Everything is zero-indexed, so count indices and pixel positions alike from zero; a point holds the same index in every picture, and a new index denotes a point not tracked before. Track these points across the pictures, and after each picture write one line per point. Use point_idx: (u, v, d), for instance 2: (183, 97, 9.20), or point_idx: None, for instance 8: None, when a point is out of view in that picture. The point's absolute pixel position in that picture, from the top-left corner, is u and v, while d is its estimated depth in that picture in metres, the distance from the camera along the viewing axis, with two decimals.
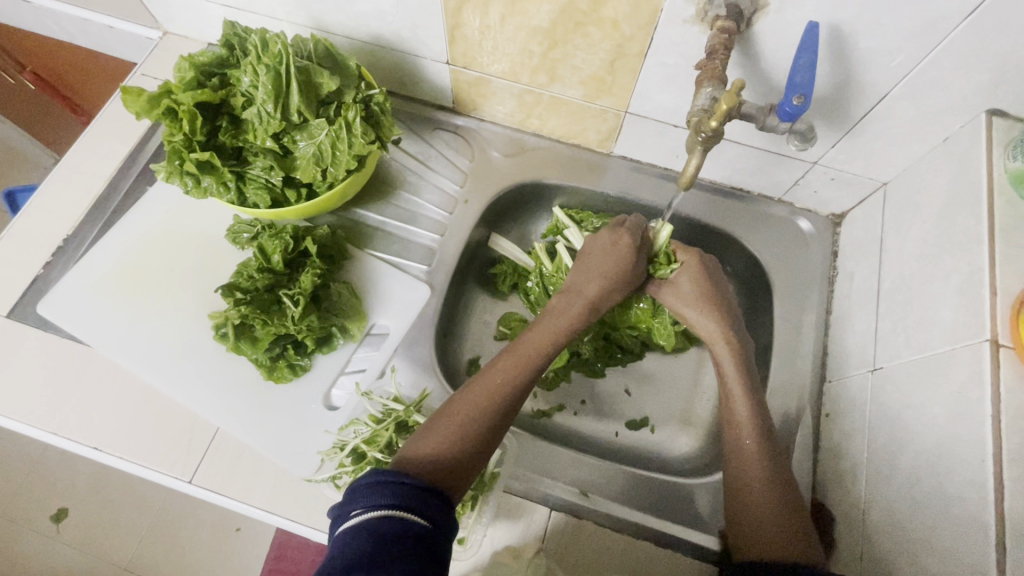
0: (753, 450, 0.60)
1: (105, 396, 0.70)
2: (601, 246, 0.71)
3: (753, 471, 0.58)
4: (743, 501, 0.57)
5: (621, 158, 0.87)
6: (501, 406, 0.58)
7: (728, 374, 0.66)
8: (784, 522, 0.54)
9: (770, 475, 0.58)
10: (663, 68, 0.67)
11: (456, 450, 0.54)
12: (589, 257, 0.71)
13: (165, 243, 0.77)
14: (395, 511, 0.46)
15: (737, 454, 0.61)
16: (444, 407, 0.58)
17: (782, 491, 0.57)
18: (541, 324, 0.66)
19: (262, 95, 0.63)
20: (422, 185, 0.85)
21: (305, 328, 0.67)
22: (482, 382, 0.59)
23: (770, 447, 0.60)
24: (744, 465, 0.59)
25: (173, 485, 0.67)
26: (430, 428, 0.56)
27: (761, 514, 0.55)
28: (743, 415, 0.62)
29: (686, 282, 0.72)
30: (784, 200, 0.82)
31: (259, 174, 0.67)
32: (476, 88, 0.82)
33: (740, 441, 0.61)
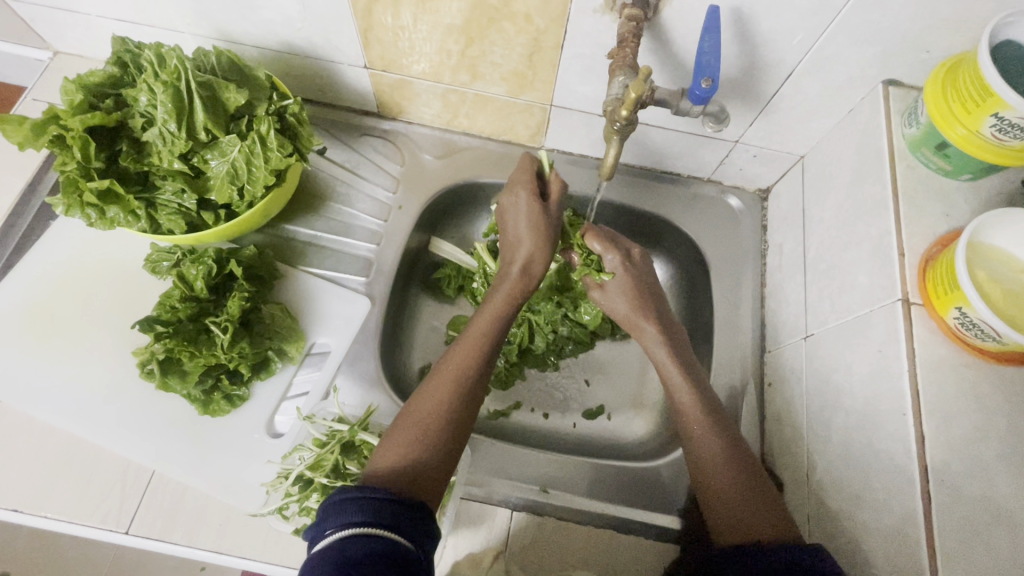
0: (703, 428, 0.60)
1: (20, 452, 0.65)
2: (508, 210, 0.68)
3: (710, 448, 0.59)
4: (706, 480, 0.58)
5: (553, 151, 0.87)
6: (463, 399, 0.56)
7: (665, 362, 0.67)
8: (751, 497, 0.55)
9: (724, 449, 0.59)
10: (581, 59, 0.67)
11: (423, 455, 0.51)
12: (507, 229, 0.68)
13: (77, 281, 0.72)
14: (369, 528, 0.44)
15: (688, 431, 0.61)
16: (402, 412, 0.55)
17: (734, 467, 0.58)
18: (486, 306, 0.63)
19: (163, 115, 0.59)
20: (354, 194, 0.82)
21: (237, 355, 0.64)
22: (438, 378, 0.57)
23: (716, 422, 0.61)
24: (697, 445, 0.60)
25: (108, 538, 0.63)
26: (390, 439, 0.53)
27: (729, 490, 0.56)
28: (686, 393, 0.63)
29: (618, 289, 0.72)
30: (713, 180, 0.84)
31: (170, 198, 0.63)
32: (398, 90, 0.80)
33: (688, 420, 0.62)
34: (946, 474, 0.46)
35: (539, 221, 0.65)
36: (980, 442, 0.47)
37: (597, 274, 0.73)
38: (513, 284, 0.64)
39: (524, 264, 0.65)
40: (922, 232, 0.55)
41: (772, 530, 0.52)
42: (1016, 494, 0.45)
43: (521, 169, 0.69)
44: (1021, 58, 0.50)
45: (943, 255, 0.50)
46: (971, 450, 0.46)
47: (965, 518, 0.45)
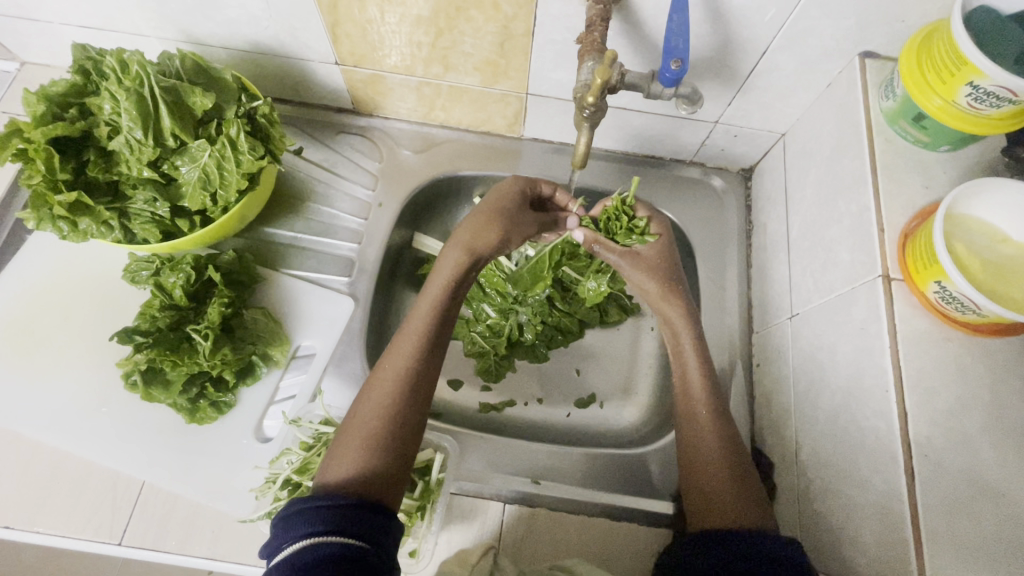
0: (707, 418, 0.61)
1: (10, 469, 0.64)
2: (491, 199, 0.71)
3: (710, 438, 0.60)
4: (699, 462, 0.59)
5: (533, 139, 0.86)
6: (408, 392, 0.56)
7: (683, 344, 0.66)
8: (743, 492, 0.56)
9: (721, 440, 0.60)
10: (553, 45, 0.66)
11: (372, 457, 0.51)
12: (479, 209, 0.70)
13: (56, 294, 0.71)
14: (318, 536, 0.44)
15: (691, 421, 0.62)
16: (348, 419, 0.55)
17: (724, 458, 0.58)
18: (428, 295, 0.64)
19: (128, 122, 0.58)
20: (334, 194, 0.81)
21: (219, 362, 0.63)
22: (379, 378, 0.57)
23: (722, 414, 0.62)
24: (699, 433, 0.61)
25: (102, 550, 0.63)
26: (335, 450, 0.53)
27: (719, 480, 0.57)
28: (694, 376, 0.64)
29: (650, 252, 0.71)
30: (696, 162, 0.84)
31: (142, 208, 0.62)
32: (372, 86, 0.79)
33: (693, 408, 0.62)
34: (929, 448, 0.46)
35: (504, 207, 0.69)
36: (962, 415, 0.47)
37: (638, 238, 0.72)
38: (460, 266, 0.66)
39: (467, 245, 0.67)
40: (901, 206, 0.54)
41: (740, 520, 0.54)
42: (1000, 465, 0.45)
43: (507, 184, 0.71)
44: (995, 23, 0.49)
45: (921, 229, 0.50)
46: (954, 423, 0.46)
47: (949, 491, 0.45)
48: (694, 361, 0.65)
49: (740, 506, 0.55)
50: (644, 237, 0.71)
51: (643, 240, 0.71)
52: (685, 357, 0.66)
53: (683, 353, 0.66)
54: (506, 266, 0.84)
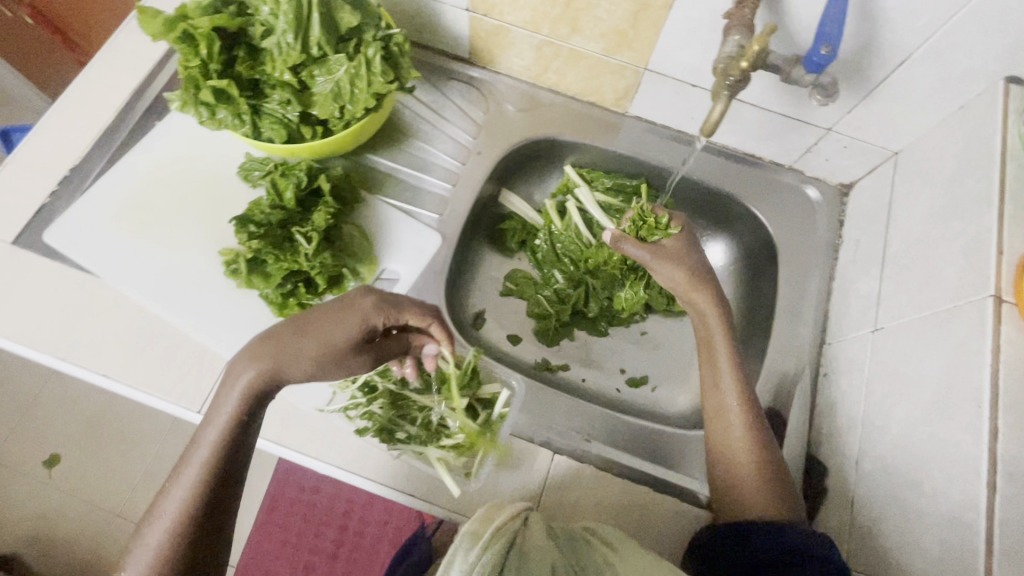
0: (738, 410, 0.62)
1: (113, 327, 0.70)
2: (340, 301, 0.59)
3: (738, 431, 0.61)
4: (728, 455, 0.61)
5: (635, 118, 0.87)
6: (222, 452, 0.54)
7: (716, 337, 0.67)
8: (771, 485, 0.58)
9: (751, 432, 0.61)
10: (689, 21, 0.67)
11: (193, 502, 0.53)
12: (313, 323, 0.57)
13: (175, 177, 0.76)
14: None
15: (721, 413, 0.63)
16: (198, 447, 0.55)
17: (760, 453, 0.60)
18: (296, 357, 0.55)
19: (283, 25, 0.61)
20: (436, 134, 0.84)
21: (317, 265, 0.67)
22: (212, 427, 0.55)
23: (752, 407, 0.63)
24: (727, 425, 0.62)
25: (183, 415, 0.68)
26: (184, 462, 0.54)
27: (750, 474, 0.59)
28: (727, 370, 0.64)
29: (676, 244, 0.73)
30: (795, 168, 0.84)
31: (275, 108, 0.66)
32: (495, 37, 0.81)
33: (724, 399, 0.63)
34: (1016, 469, 0.45)
35: (346, 318, 0.57)
36: None
37: (661, 233, 0.75)
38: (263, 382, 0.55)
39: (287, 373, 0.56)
40: None
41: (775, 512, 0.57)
42: None
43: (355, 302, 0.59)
44: None
45: None
46: None
47: None
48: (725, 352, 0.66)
49: (766, 500, 0.57)
50: (668, 231, 0.75)
51: (666, 233, 0.75)
52: (715, 350, 0.66)
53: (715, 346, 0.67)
54: (585, 236, 0.87)
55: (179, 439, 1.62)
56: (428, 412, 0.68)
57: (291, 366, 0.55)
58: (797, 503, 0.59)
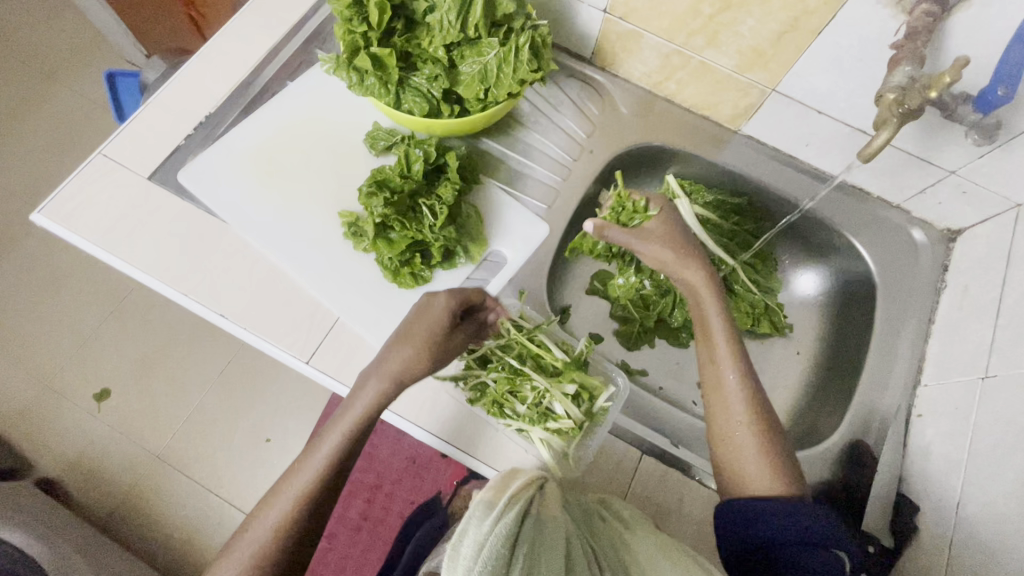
0: (735, 384, 0.62)
1: (234, 271, 0.73)
2: (414, 317, 0.61)
3: (735, 405, 0.61)
4: (730, 429, 0.61)
5: (745, 136, 0.88)
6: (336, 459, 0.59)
7: (711, 314, 0.67)
8: (775, 457, 0.58)
9: (750, 403, 0.61)
10: (834, 49, 0.68)
11: (304, 502, 0.58)
12: (405, 330, 0.61)
13: (304, 137, 0.79)
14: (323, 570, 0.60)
15: (719, 388, 0.63)
16: (300, 468, 0.60)
17: (762, 426, 0.60)
18: (396, 367, 0.59)
19: (448, 4, 0.63)
20: (550, 128, 0.86)
21: (441, 237, 0.70)
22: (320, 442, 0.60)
23: (750, 379, 0.62)
24: (725, 399, 0.62)
25: (290, 363, 0.70)
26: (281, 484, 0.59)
27: (753, 447, 0.59)
28: (722, 345, 0.64)
29: (656, 226, 0.74)
30: (902, 208, 0.84)
31: (422, 82, 0.69)
32: (624, 41, 0.83)
33: (721, 375, 0.63)
34: None
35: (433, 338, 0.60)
36: None
37: (642, 215, 0.75)
38: (382, 391, 0.59)
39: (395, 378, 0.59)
40: None
41: (780, 487, 0.57)
42: None
43: (436, 307, 0.61)
44: None
45: None
46: None
47: None
48: (721, 326, 0.66)
49: (773, 473, 0.58)
50: (646, 212, 0.75)
51: (645, 218, 0.75)
52: (710, 325, 0.66)
53: (710, 323, 0.66)
54: None
55: (223, 390, 1.66)
56: (538, 392, 0.66)
57: (398, 370, 0.59)
58: (803, 479, 0.59)
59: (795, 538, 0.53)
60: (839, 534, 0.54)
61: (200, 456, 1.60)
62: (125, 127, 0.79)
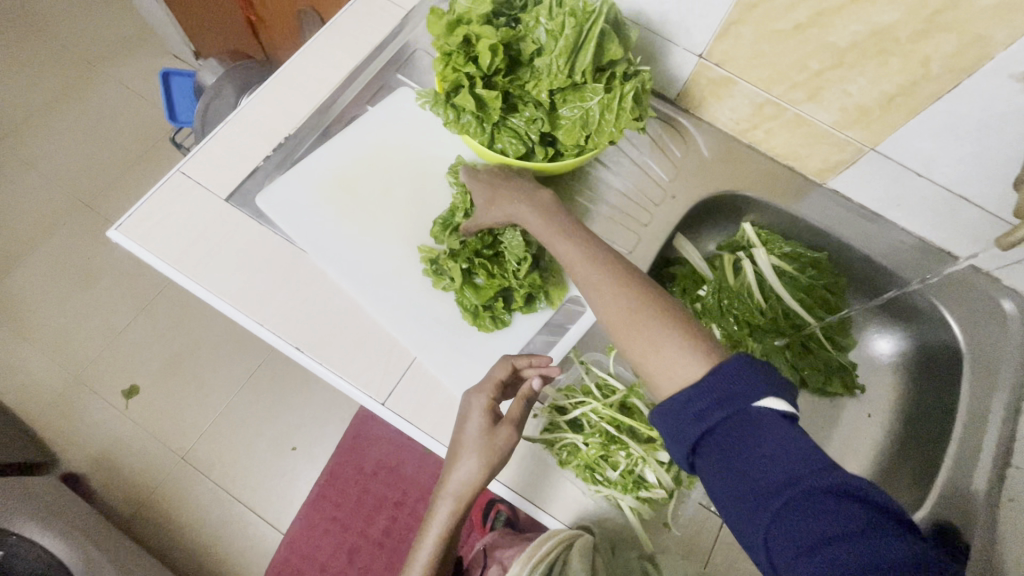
0: (644, 312, 0.56)
1: (310, 302, 0.71)
2: (461, 418, 0.61)
3: (654, 331, 0.55)
4: (650, 355, 0.54)
5: (829, 189, 0.85)
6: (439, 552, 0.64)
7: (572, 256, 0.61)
8: (676, 338, 0.53)
9: (647, 312, 0.56)
10: (950, 116, 0.65)
11: None
12: (456, 439, 0.60)
13: (385, 166, 0.77)
14: None
15: (628, 325, 0.56)
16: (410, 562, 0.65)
17: (666, 323, 0.54)
18: (458, 476, 0.59)
19: (560, 49, 0.62)
20: (631, 170, 0.86)
21: (527, 283, 0.68)
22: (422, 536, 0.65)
23: (643, 293, 0.58)
24: (641, 330, 0.55)
25: (363, 403, 0.68)
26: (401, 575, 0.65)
27: (659, 348, 0.53)
28: (593, 279, 0.59)
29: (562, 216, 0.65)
30: (992, 276, 0.80)
31: (520, 124, 0.67)
32: (716, 87, 0.80)
33: (634, 320, 0.56)
34: None
35: (486, 445, 0.58)
36: None
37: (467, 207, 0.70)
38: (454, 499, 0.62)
39: (457, 485, 0.60)
40: None
41: (703, 366, 0.51)
42: None
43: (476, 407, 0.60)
44: None
45: None
46: None
47: None
48: (581, 264, 0.61)
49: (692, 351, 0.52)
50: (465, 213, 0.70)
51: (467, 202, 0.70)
52: (592, 273, 0.60)
53: (577, 273, 0.61)
54: (756, 297, 0.86)
55: (249, 394, 1.64)
56: (631, 459, 0.64)
57: (461, 480, 0.60)
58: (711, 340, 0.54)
59: (720, 417, 0.47)
60: (780, 383, 0.48)
61: (224, 459, 1.58)
62: (205, 144, 0.78)
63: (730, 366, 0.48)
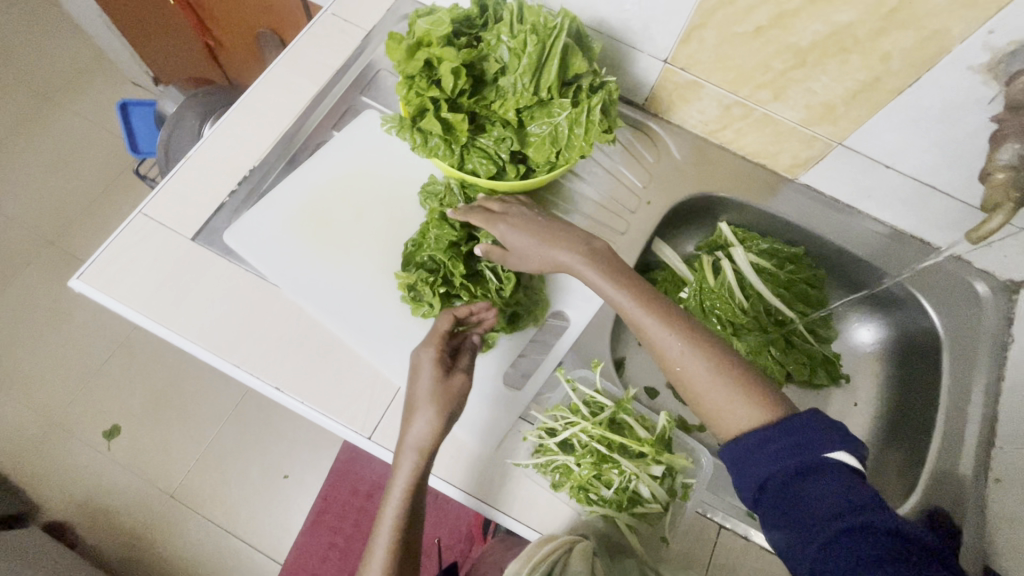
0: (697, 355, 0.56)
1: (287, 339, 0.69)
2: (412, 372, 0.61)
3: (705, 378, 0.55)
4: (709, 402, 0.56)
5: (801, 184, 0.86)
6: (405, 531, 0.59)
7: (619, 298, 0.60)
8: (737, 388, 0.54)
9: (706, 357, 0.56)
10: (913, 109, 0.66)
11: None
12: (410, 390, 0.60)
13: (355, 194, 0.76)
14: None
15: (680, 371, 0.57)
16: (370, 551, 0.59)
17: (724, 372, 0.55)
18: (416, 431, 0.58)
19: (524, 67, 0.61)
20: (603, 179, 0.85)
21: (508, 302, 0.68)
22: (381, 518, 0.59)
23: (693, 334, 0.57)
24: (693, 373, 0.56)
25: (349, 438, 0.66)
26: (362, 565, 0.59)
27: (722, 397, 0.55)
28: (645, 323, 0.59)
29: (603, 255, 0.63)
30: (963, 261, 0.83)
31: (489, 144, 0.66)
32: (683, 90, 0.80)
33: (686, 363, 0.57)
34: None
35: (443, 392, 0.59)
36: None
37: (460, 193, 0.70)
38: (416, 464, 0.59)
39: (413, 443, 0.58)
40: None
41: (761, 414, 0.53)
42: None
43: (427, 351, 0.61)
44: None
45: None
46: None
47: None
48: (625, 298, 0.60)
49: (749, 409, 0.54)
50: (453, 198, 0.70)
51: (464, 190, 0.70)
52: (638, 316, 0.59)
53: (626, 311, 0.60)
54: (738, 297, 0.85)
55: (235, 425, 1.60)
56: (625, 476, 0.62)
57: (415, 435, 0.58)
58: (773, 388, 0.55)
59: (793, 464, 0.49)
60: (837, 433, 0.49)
61: (215, 494, 1.54)
62: (166, 183, 0.75)
63: (807, 420, 0.50)
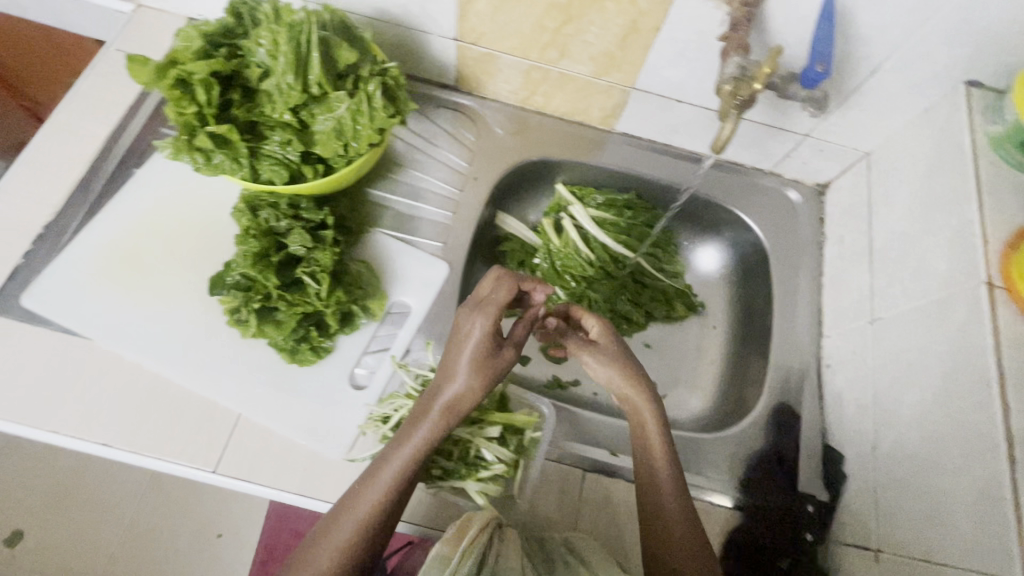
0: (661, 458, 0.59)
1: (110, 392, 0.65)
2: (460, 338, 0.59)
3: (666, 487, 0.57)
4: (658, 497, 0.57)
5: (620, 133, 0.90)
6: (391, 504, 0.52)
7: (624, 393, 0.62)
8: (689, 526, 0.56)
9: (673, 472, 0.58)
10: (675, 43, 0.70)
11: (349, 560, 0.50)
12: (447, 359, 0.58)
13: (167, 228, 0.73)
14: None
15: (644, 452, 0.60)
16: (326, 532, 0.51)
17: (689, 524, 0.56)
18: (446, 396, 0.56)
19: (283, 66, 0.60)
20: (428, 163, 0.84)
21: (333, 303, 0.67)
22: (360, 490, 0.53)
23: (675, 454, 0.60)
24: (657, 473, 0.58)
25: (196, 477, 0.64)
26: (322, 535, 0.51)
27: (673, 526, 0.56)
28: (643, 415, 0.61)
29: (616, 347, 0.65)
30: (775, 172, 0.89)
31: (275, 149, 0.65)
32: (483, 64, 0.82)
33: (649, 457, 0.59)
34: None
35: (497, 361, 0.58)
36: None
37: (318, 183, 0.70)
38: (432, 430, 0.56)
39: (450, 404, 0.56)
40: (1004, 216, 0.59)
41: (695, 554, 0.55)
42: None
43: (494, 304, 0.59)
44: None
45: None
46: None
47: None
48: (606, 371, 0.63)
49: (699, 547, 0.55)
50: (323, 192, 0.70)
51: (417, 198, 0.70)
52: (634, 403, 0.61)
53: (632, 402, 0.62)
54: (582, 252, 0.89)
55: None
56: (462, 445, 0.65)
57: (454, 398, 0.56)
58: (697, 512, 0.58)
59: None
60: None
61: None
62: None
63: None
